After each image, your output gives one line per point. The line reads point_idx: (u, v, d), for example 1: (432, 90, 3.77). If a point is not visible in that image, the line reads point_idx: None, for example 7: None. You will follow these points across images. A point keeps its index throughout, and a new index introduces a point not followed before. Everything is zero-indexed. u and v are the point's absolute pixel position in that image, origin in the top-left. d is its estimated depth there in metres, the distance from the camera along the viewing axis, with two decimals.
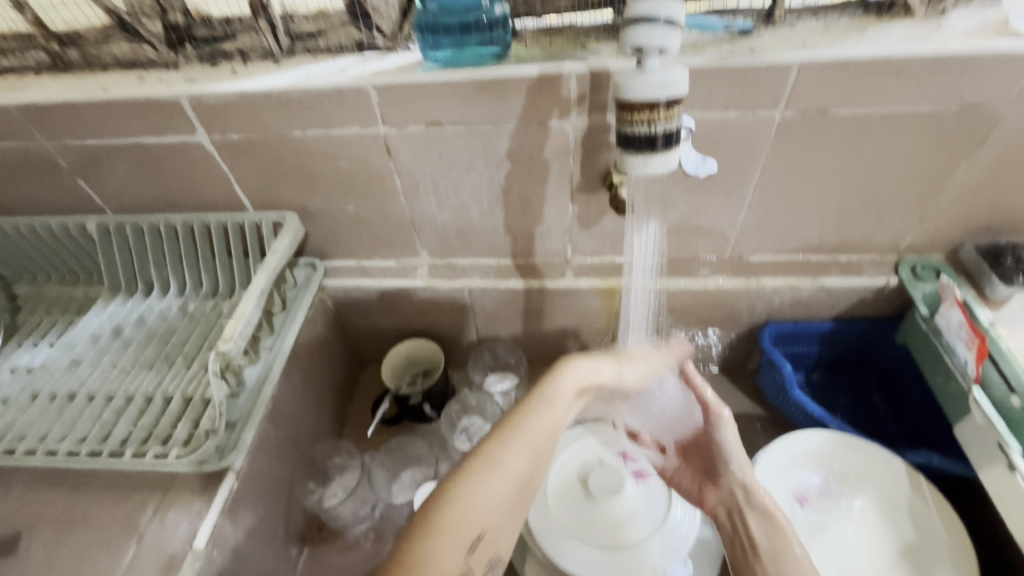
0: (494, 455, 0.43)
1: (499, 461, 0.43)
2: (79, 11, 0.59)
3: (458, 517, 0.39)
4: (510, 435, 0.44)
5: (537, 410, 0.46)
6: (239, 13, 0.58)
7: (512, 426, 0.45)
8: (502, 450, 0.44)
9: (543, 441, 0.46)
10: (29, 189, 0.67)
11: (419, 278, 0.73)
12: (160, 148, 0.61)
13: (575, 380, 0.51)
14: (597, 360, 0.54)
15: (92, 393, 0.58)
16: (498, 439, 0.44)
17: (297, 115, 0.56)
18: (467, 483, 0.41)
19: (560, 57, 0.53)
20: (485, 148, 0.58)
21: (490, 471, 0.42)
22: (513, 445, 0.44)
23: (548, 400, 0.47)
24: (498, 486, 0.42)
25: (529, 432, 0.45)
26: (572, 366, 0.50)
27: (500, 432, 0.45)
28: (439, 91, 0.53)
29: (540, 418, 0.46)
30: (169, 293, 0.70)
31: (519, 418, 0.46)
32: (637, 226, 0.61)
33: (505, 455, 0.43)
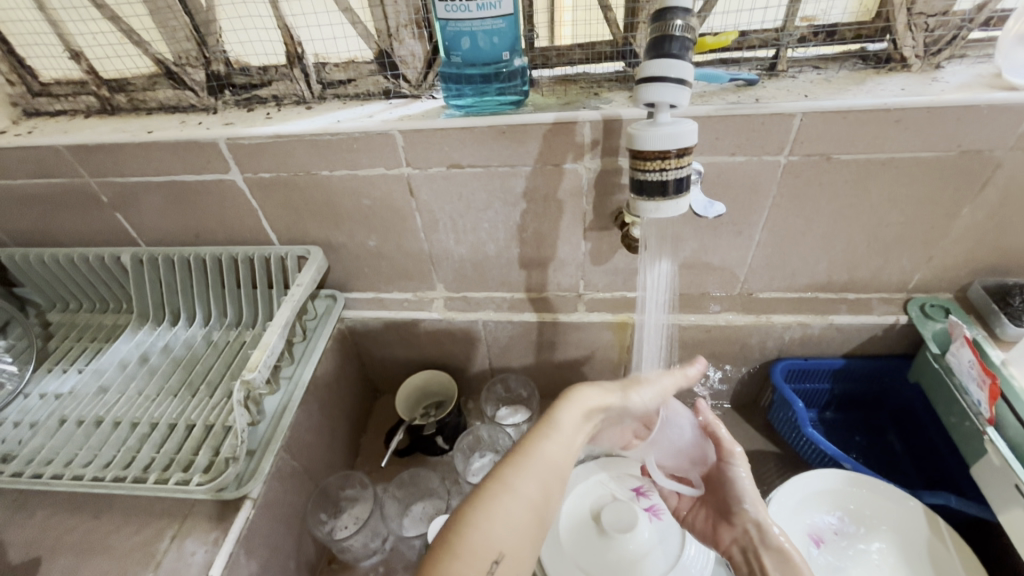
0: (508, 476, 0.40)
1: (515, 482, 0.40)
2: (129, 61, 0.65)
3: (477, 541, 0.37)
4: (525, 458, 0.42)
5: (549, 432, 0.44)
6: (277, 61, 0.63)
7: (524, 450, 0.43)
8: (519, 469, 0.41)
9: (559, 463, 0.43)
10: (70, 222, 0.71)
11: (435, 310, 0.76)
12: (195, 184, 0.65)
13: (585, 408, 0.47)
14: (607, 390, 0.50)
15: (118, 419, 0.60)
16: (516, 461, 0.42)
17: (326, 156, 0.60)
18: (483, 505, 0.39)
19: (575, 104, 0.56)
20: (502, 189, 0.61)
21: (506, 494, 0.39)
22: (529, 467, 0.42)
23: (561, 421, 0.45)
24: (516, 509, 0.39)
25: (542, 452, 0.43)
26: (582, 391, 0.47)
27: (514, 455, 0.43)
28: (461, 136, 0.56)
29: (556, 441, 0.44)
30: (194, 322, 0.72)
31: (531, 441, 0.43)
32: (650, 265, 0.61)
33: (520, 478, 0.41)
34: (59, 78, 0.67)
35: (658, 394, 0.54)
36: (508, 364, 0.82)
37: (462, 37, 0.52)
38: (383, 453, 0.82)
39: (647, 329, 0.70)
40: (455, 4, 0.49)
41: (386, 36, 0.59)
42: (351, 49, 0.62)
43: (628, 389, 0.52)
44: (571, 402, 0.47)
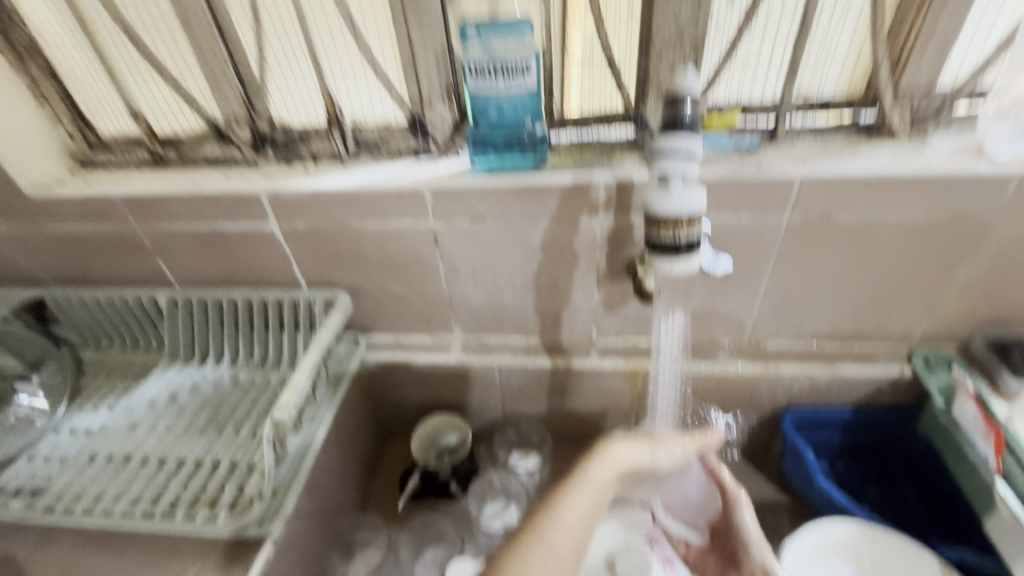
0: (543, 530, 0.44)
1: (546, 536, 0.44)
2: (182, 120, 0.71)
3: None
4: (554, 511, 0.46)
5: (581, 488, 0.48)
6: (317, 123, 0.69)
7: (557, 503, 0.47)
8: (549, 521, 0.45)
9: (585, 518, 0.47)
10: (113, 264, 0.75)
11: (453, 352, 0.78)
12: (234, 233, 0.69)
13: (616, 464, 0.51)
14: (640, 448, 0.53)
15: (147, 456, 0.62)
16: (547, 513, 0.46)
17: (358, 208, 0.64)
18: (520, 557, 0.42)
19: (590, 166, 0.61)
20: (522, 240, 0.65)
21: (541, 546, 0.43)
22: (559, 520, 0.46)
23: (592, 476, 0.49)
24: (547, 563, 0.43)
25: (572, 506, 0.47)
26: (615, 450, 0.51)
27: (545, 509, 0.46)
28: (486, 193, 0.61)
29: (585, 495, 0.48)
30: (222, 362, 0.75)
31: (564, 496, 0.47)
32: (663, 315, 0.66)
33: (552, 530, 0.45)
34: (116, 135, 0.73)
35: (680, 455, 0.56)
36: (521, 407, 0.84)
37: (490, 107, 0.58)
38: (394, 496, 0.82)
39: (663, 380, 0.72)
40: (484, 80, 0.56)
41: (419, 104, 0.65)
42: (386, 113, 0.68)
43: (653, 446, 0.54)
44: (605, 460, 0.51)
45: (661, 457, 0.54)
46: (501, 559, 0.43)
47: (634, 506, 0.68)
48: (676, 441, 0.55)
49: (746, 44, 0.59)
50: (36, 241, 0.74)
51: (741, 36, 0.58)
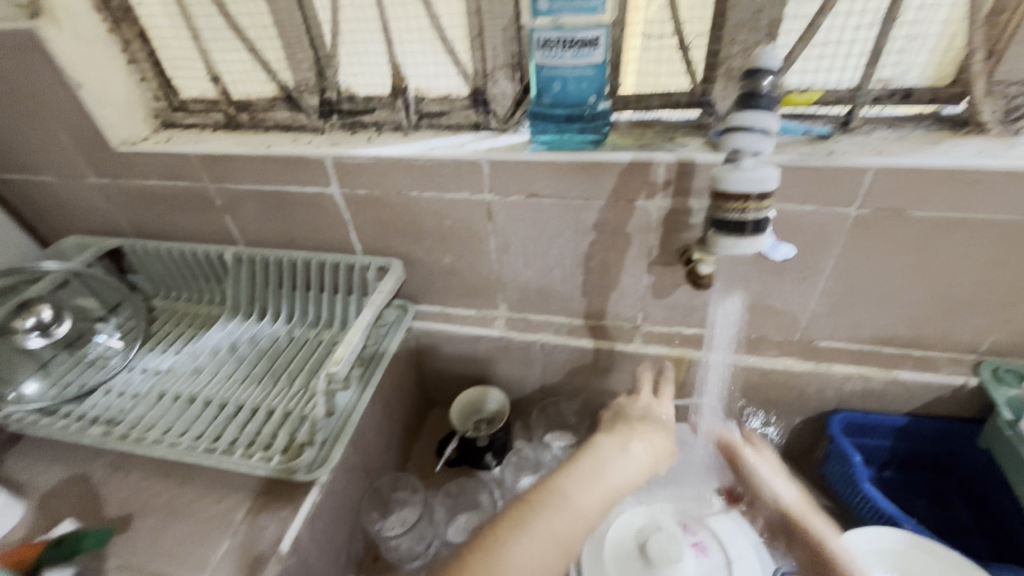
0: (568, 489, 0.48)
1: (564, 499, 0.47)
2: (257, 86, 0.74)
3: (521, 534, 0.44)
4: (573, 480, 0.49)
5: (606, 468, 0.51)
6: (382, 92, 0.70)
7: (582, 471, 0.50)
8: (573, 484, 0.49)
9: (604, 492, 0.49)
10: (186, 220, 0.80)
11: (497, 327, 0.79)
12: (298, 195, 0.72)
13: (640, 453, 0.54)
14: (637, 431, 0.58)
15: (210, 398, 0.67)
16: (572, 475, 0.49)
17: (418, 178, 0.66)
18: (539, 509, 0.46)
19: (651, 147, 0.60)
20: (575, 220, 0.65)
21: (562, 500, 0.47)
22: (586, 484, 0.49)
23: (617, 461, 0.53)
24: (562, 530, 0.45)
25: (585, 484, 0.49)
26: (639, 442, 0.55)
27: (555, 480, 0.49)
28: (543, 168, 0.61)
29: (609, 475, 0.51)
30: (279, 319, 0.79)
31: (588, 467, 0.51)
32: (718, 298, 0.68)
33: (574, 491, 0.48)
34: (195, 97, 0.77)
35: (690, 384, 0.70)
36: (560, 388, 0.84)
37: (555, 81, 0.57)
38: (431, 461, 0.86)
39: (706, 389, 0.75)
40: (551, 52, 0.55)
41: (481, 76, 0.66)
42: (450, 86, 0.68)
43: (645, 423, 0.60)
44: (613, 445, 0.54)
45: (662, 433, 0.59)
46: (508, 519, 0.46)
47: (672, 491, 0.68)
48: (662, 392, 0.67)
49: (827, 26, 0.56)
50: (121, 194, 0.80)
51: (823, 16, 0.55)
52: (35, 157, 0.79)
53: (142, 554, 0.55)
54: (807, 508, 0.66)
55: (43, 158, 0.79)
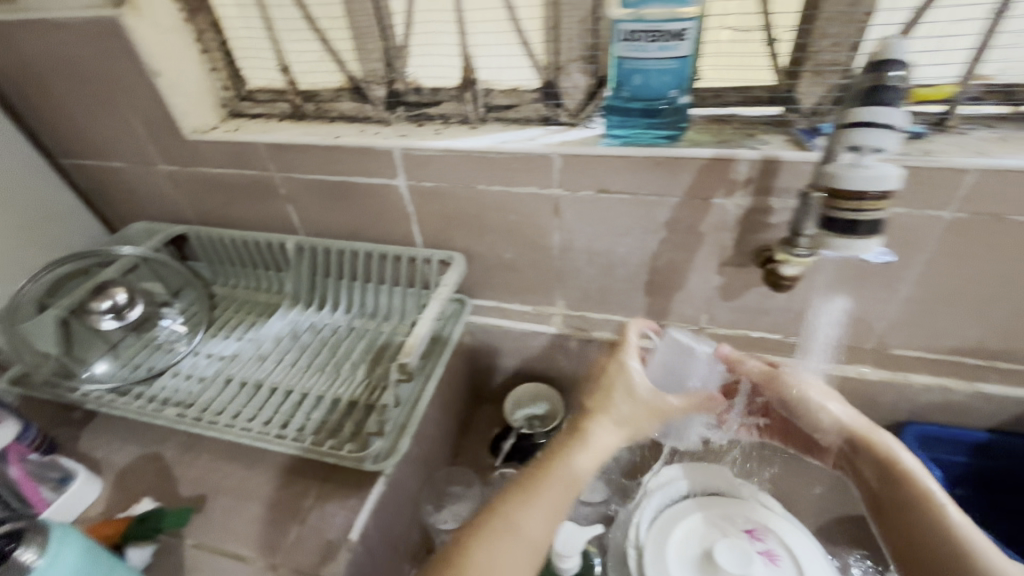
0: (560, 467, 0.51)
1: (560, 477, 0.51)
2: (325, 76, 0.74)
3: (508, 535, 0.46)
4: (538, 499, 0.49)
5: (587, 444, 0.54)
6: (450, 84, 0.70)
7: (566, 449, 0.53)
8: (562, 463, 0.52)
9: (576, 478, 0.51)
10: (249, 208, 0.81)
11: (553, 325, 0.79)
12: (363, 186, 0.72)
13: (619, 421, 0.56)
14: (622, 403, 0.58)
15: (275, 384, 0.68)
16: (567, 452, 0.53)
17: (487, 171, 0.65)
18: (531, 503, 0.49)
19: (731, 143, 0.58)
20: (646, 217, 0.64)
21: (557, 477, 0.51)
22: (573, 458, 0.52)
23: (595, 435, 0.55)
24: (532, 551, 0.46)
25: (564, 472, 0.51)
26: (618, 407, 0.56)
27: (531, 489, 0.49)
28: (618, 163, 0.60)
29: (591, 449, 0.54)
30: (338, 310, 0.80)
31: (573, 446, 0.53)
32: (820, 302, 0.65)
33: (559, 476, 0.51)
34: (262, 87, 0.78)
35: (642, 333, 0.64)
36: None
37: (635, 74, 0.56)
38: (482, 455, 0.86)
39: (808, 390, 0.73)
40: (634, 44, 0.54)
41: (554, 69, 0.65)
42: (519, 78, 0.67)
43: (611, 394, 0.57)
44: (593, 433, 0.55)
45: (620, 402, 0.57)
46: (482, 537, 0.46)
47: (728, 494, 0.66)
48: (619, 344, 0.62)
49: (930, 19, 0.53)
50: (188, 181, 0.82)
51: (927, 8, 0.52)
52: (107, 144, 0.81)
53: (216, 535, 0.56)
54: (830, 397, 0.62)
55: (115, 144, 0.80)
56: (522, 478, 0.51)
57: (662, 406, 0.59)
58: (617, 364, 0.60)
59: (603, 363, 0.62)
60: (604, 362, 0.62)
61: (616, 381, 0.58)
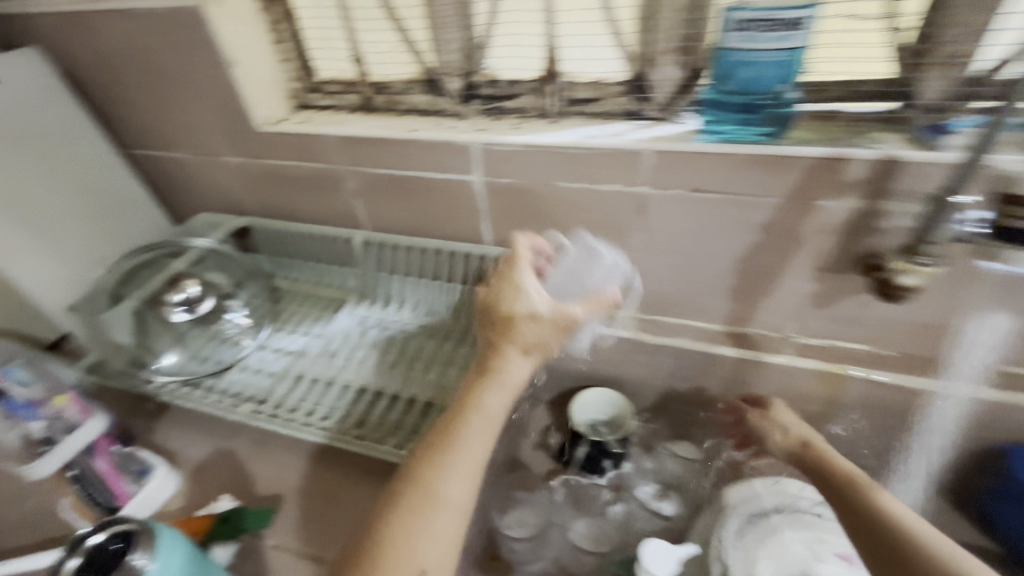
0: (483, 399, 0.48)
1: (479, 412, 0.47)
2: (397, 68, 0.72)
3: (427, 495, 0.42)
4: (451, 457, 0.44)
5: (500, 382, 0.49)
6: (529, 77, 0.67)
7: (480, 382, 0.49)
8: (481, 398, 0.48)
9: (495, 414, 0.47)
10: (314, 202, 0.81)
11: (627, 329, 0.76)
12: (436, 182, 0.71)
13: (525, 342, 0.51)
14: (515, 322, 0.52)
15: (348, 383, 0.67)
16: (484, 384, 0.49)
17: (569, 167, 0.63)
18: (446, 449, 0.44)
19: (842, 142, 0.54)
20: (739, 219, 0.60)
21: (477, 412, 0.47)
22: (490, 386, 0.49)
23: (508, 368, 0.50)
24: (455, 510, 0.42)
25: (483, 407, 0.47)
26: (524, 327, 0.51)
27: (436, 452, 0.44)
28: (715, 161, 0.57)
29: (505, 384, 0.49)
30: (404, 307, 0.79)
31: (483, 380, 0.49)
32: (977, 319, 0.59)
33: (475, 418, 0.47)
34: (331, 78, 0.75)
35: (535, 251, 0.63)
36: (684, 393, 0.80)
37: (742, 66, 0.52)
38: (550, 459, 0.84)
39: (936, 415, 0.67)
40: (744, 34, 0.50)
41: (645, 61, 0.61)
42: (603, 71, 0.64)
43: (514, 320, 0.51)
44: (499, 374, 0.49)
45: (529, 330, 0.51)
46: (406, 511, 0.41)
47: (769, 520, 0.64)
48: (507, 270, 0.57)
49: None
50: (255, 174, 0.81)
51: None
52: (177, 135, 0.80)
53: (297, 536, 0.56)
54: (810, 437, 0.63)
55: (185, 135, 0.80)
56: (430, 442, 0.46)
57: (560, 320, 0.52)
58: (512, 285, 0.54)
59: (493, 285, 0.56)
60: (494, 284, 0.56)
61: (510, 311, 0.52)
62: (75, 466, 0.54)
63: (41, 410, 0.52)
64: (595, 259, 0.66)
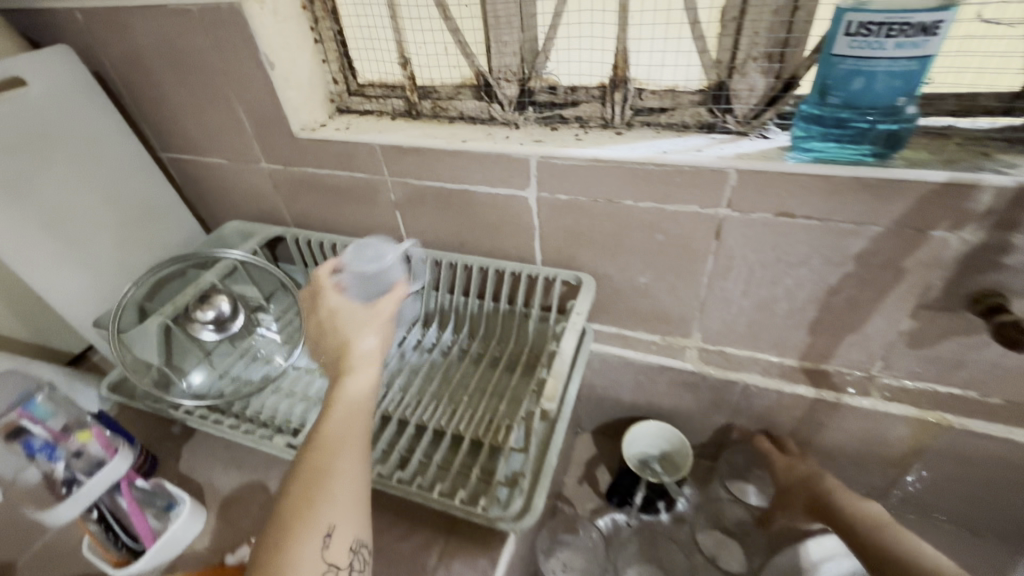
0: (346, 382, 0.47)
1: (351, 391, 0.47)
2: (445, 71, 0.67)
3: (316, 482, 0.42)
4: (335, 439, 0.44)
5: (355, 362, 0.49)
6: (591, 83, 0.61)
7: (341, 368, 0.49)
8: (342, 380, 0.48)
9: (364, 388, 0.48)
10: (354, 213, 0.76)
11: (689, 361, 0.70)
12: (486, 197, 0.65)
13: (364, 335, 0.50)
14: (351, 325, 0.51)
15: (387, 414, 0.62)
16: (345, 366, 0.49)
17: (639, 185, 0.57)
18: (325, 433, 0.45)
19: (965, 164, 0.47)
20: (832, 248, 0.54)
21: (346, 393, 0.47)
22: (349, 368, 0.48)
23: (360, 350, 0.49)
24: (352, 479, 0.43)
25: (348, 387, 0.47)
26: (339, 325, 0.51)
27: (319, 443, 0.44)
28: (811, 185, 0.50)
29: (362, 362, 0.49)
30: (446, 329, 0.73)
31: (346, 363, 0.49)
32: None
33: (346, 397, 0.47)
34: (374, 81, 0.70)
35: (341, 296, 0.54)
36: (744, 428, 0.74)
37: (858, 76, 0.45)
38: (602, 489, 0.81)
39: None
40: (864, 40, 0.43)
41: (727, 68, 0.55)
42: (676, 77, 0.58)
43: (349, 340, 0.50)
44: (351, 372, 0.48)
45: (367, 346, 0.50)
46: (305, 491, 0.42)
47: None
48: (314, 296, 0.55)
49: None
50: (290, 181, 0.76)
51: None
52: (210, 138, 0.76)
53: None
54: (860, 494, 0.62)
55: (218, 139, 0.76)
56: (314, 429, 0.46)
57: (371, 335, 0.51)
58: (326, 311, 0.52)
59: (309, 320, 0.54)
60: (309, 319, 0.54)
61: (329, 333, 0.52)
62: (96, 505, 0.51)
63: (61, 449, 0.48)
64: (362, 260, 0.56)
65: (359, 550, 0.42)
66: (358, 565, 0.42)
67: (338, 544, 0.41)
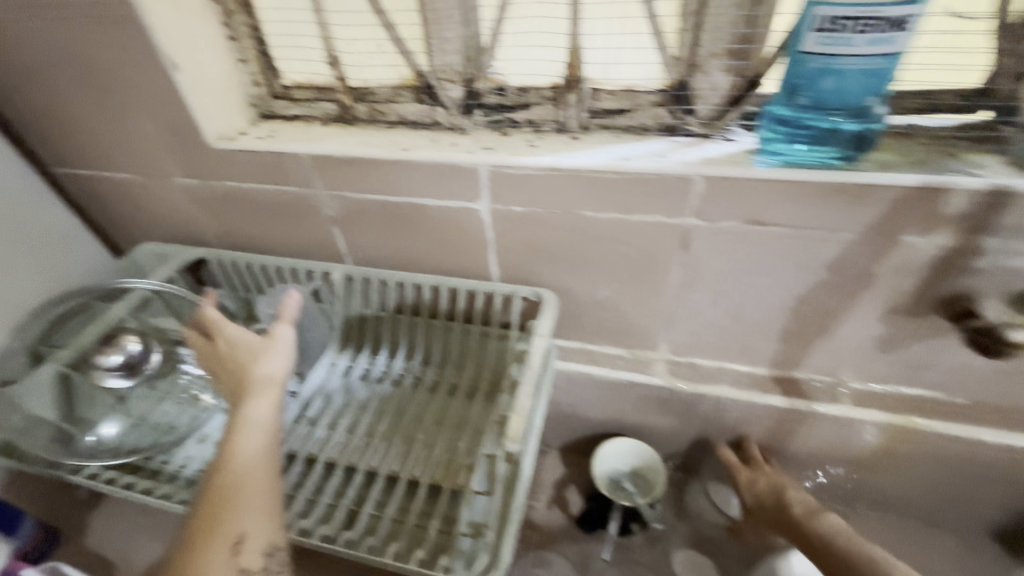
0: (246, 408, 0.48)
1: (253, 407, 0.48)
2: (380, 71, 0.60)
3: (218, 497, 0.43)
4: (234, 456, 0.45)
5: (253, 386, 0.49)
6: (542, 84, 0.56)
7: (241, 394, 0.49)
8: (243, 404, 0.48)
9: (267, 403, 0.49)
10: (285, 229, 0.68)
11: (658, 375, 0.67)
12: (433, 210, 0.59)
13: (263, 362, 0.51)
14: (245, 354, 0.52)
15: (333, 461, 0.56)
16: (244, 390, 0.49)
17: (599, 195, 0.52)
18: (229, 447, 0.45)
19: (935, 164, 0.45)
20: (802, 256, 0.51)
21: (249, 409, 0.48)
22: (249, 390, 0.49)
23: (259, 372, 0.50)
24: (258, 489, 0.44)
25: (248, 406, 0.48)
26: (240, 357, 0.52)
27: (220, 460, 0.45)
28: (781, 192, 0.47)
29: (266, 382, 0.50)
30: (397, 356, 0.67)
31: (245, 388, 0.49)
32: None
33: (250, 413, 0.48)
34: (301, 82, 0.62)
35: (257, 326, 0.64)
36: (716, 437, 0.72)
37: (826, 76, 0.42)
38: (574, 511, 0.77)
39: None
40: (834, 36, 0.40)
41: (688, 65, 0.51)
42: (635, 76, 0.53)
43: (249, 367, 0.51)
44: (251, 397, 0.49)
45: (272, 370, 0.51)
46: (210, 500, 0.43)
47: None
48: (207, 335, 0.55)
49: None
50: (209, 197, 0.67)
51: None
52: (109, 150, 0.66)
53: None
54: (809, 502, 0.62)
55: (120, 151, 0.65)
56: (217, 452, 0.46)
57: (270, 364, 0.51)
58: (231, 345, 0.53)
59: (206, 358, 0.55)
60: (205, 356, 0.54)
61: (230, 365, 0.52)
62: None
63: None
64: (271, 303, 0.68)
65: (274, 553, 0.43)
66: (275, 567, 0.43)
67: (248, 548, 0.42)
